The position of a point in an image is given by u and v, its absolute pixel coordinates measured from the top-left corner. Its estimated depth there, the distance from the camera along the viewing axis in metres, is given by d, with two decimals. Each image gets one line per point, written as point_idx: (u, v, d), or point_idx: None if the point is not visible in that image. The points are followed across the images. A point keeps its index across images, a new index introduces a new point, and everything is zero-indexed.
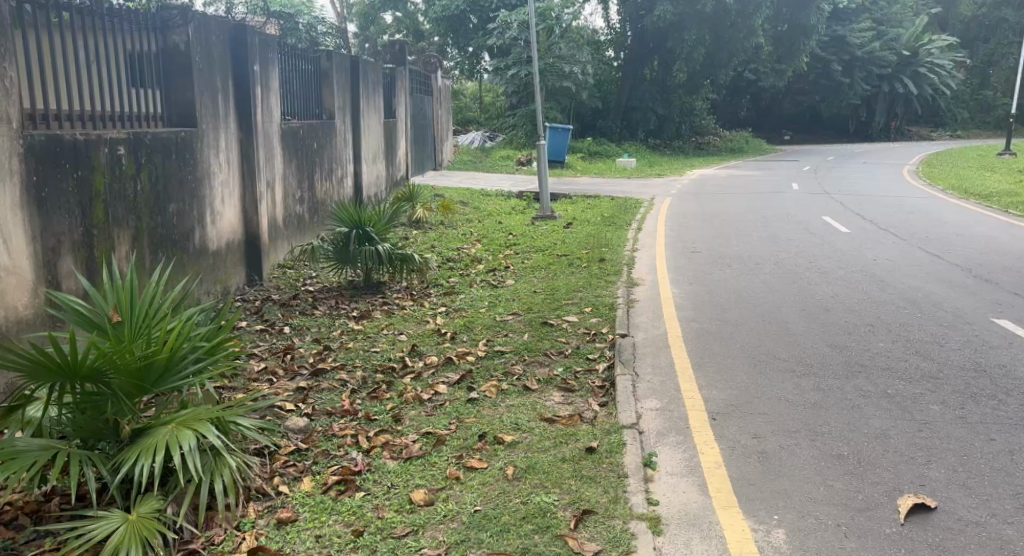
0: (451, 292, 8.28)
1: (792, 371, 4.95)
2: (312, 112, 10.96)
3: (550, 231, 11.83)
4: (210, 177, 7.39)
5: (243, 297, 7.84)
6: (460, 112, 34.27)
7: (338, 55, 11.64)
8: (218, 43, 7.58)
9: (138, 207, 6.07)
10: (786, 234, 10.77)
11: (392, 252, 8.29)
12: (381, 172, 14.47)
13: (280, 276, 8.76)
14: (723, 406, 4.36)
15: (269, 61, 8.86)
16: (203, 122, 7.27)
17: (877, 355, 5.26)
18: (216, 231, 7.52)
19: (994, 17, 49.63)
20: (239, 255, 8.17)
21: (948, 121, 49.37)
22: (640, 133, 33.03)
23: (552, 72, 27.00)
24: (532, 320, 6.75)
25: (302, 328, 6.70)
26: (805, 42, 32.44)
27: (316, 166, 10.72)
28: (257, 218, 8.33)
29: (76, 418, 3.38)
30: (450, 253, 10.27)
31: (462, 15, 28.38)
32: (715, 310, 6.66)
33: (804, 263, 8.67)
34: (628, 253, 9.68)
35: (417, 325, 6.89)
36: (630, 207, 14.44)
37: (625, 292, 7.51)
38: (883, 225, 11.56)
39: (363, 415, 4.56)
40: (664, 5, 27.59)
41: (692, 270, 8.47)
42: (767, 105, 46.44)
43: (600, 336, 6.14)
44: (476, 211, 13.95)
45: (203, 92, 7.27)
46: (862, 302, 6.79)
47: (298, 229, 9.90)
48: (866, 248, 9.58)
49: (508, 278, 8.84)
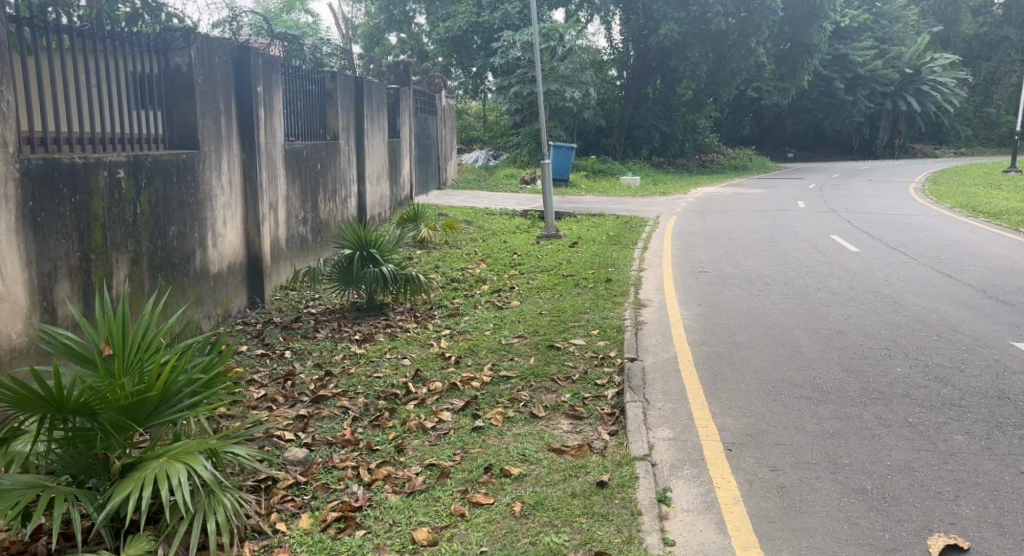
0: (456, 314, 8.15)
1: (808, 397, 4.80)
2: (316, 133, 10.89)
3: (555, 250, 11.71)
4: (212, 199, 7.29)
5: (244, 320, 7.71)
6: (464, 131, 34.44)
7: (342, 75, 11.61)
8: (221, 64, 7.49)
9: (137, 231, 5.95)
10: (794, 254, 10.63)
11: (396, 274, 8.18)
12: (385, 191, 14.37)
13: (282, 298, 8.63)
14: (738, 437, 4.22)
15: (272, 82, 8.78)
16: (205, 145, 7.17)
17: (896, 380, 5.11)
18: (218, 254, 7.41)
19: (996, 35, 49.76)
20: (241, 276, 8.05)
21: (952, 138, 49.29)
22: (643, 150, 32.91)
23: (555, 91, 27.08)
24: (538, 343, 6.61)
25: (304, 353, 6.57)
26: (808, 60, 32.49)
27: (320, 187, 10.63)
28: (259, 239, 8.22)
29: (64, 453, 3.28)
30: (454, 273, 10.16)
31: (465, 35, 28.50)
32: (725, 333, 6.51)
33: (814, 283, 8.52)
34: (635, 273, 9.54)
35: (421, 349, 6.74)
36: (635, 226, 14.34)
37: (633, 314, 7.37)
38: (894, 244, 11.42)
39: (364, 445, 4.42)
40: (669, 24, 27.61)
41: (701, 291, 8.33)
42: (771, 123, 46.44)
43: (608, 360, 5.99)
44: (480, 230, 13.84)
45: (206, 113, 7.17)
46: (876, 324, 6.63)
47: (301, 250, 9.80)
48: (877, 267, 9.43)
49: (513, 298, 8.71)
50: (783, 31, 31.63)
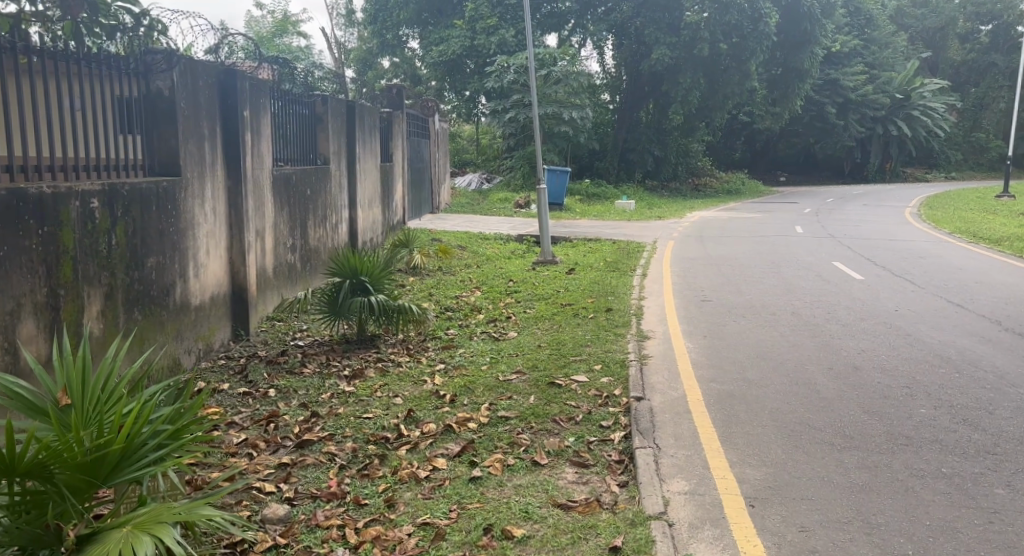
0: (450, 346, 7.80)
1: (831, 445, 4.50)
2: (306, 158, 10.59)
3: (552, 277, 11.42)
4: (194, 228, 6.95)
5: (227, 355, 7.35)
6: (457, 154, 34.40)
7: (334, 99, 11.35)
8: (205, 87, 7.20)
9: (111, 263, 5.61)
10: (798, 282, 10.33)
11: (387, 305, 7.83)
12: (377, 217, 14.08)
13: (269, 330, 8.28)
14: (760, 490, 3.91)
15: (260, 106, 8.49)
16: (187, 171, 6.86)
17: (922, 424, 4.80)
18: (199, 285, 7.05)
19: (984, 61, 50.14)
20: (225, 309, 7.68)
21: (942, 162, 49.45)
22: (637, 174, 32.72)
23: (551, 115, 26.99)
24: (538, 379, 6.26)
25: (290, 391, 6.22)
26: (800, 85, 32.52)
27: (309, 213, 10.30)
28: (244, 269, 7.87)
29: (9, 521, 2.89)
30: (448, 301, 9.84)
31: (459, 60, 28.37)
32: (734, 367, 6.20)
33: (822, 314, 8.22)
34: (636, 302, 9.22)
35: (414, 385, 6.38)
36: (632, 251, 14.07)
37: (636, 347, 7.03)
38: (898, 271, 11.16)
39: (352, 498, 4.09)
40: (661, 48, 27.53)
41: (705, 322, 8.02)
42: (763, 147, 46.53)
43: (613, 399, 5.63)
44: (475, 255, 13.56)
45: (188, 138, 6.87)
46: (892, 359, 6.31)
47: (289, 278, 9.44)
48: (885, 297, 9.13)
49: (511, 329, 8.38)
50: (775, 56, 31.69)
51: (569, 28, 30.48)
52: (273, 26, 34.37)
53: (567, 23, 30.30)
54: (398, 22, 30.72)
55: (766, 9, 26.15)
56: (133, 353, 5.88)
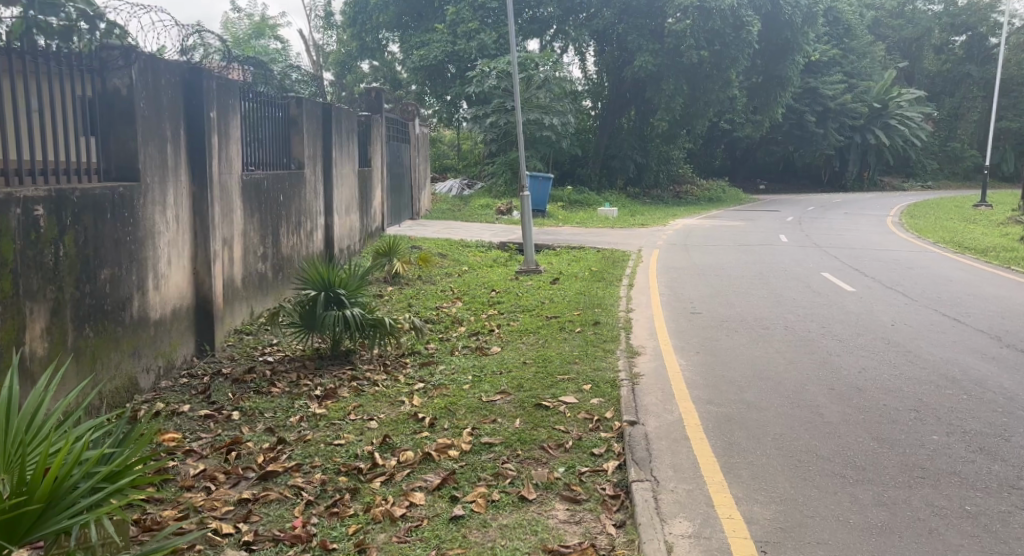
0: (429, 363, 7.37)
1: (842, 477, 4.14)
2: (280, 162, 10.16)
3: (535, 287, 11.04)
4: (153, 237, 6.55)
5: (190, 373, 6.95)
6: (438, 159, 34.04)
7: (309, 101, 10.92)
8: (167, 87, 6.80)
9: (58, 276, 5.23)
10: (788, 294, 10.02)
11: (363, 318, 7.42)
12: (355, 223, 13.64)
13: (237, 344, 7.87)
14: (772, 533, 3.57)
15: (229, 107, 8.08)
16: (147, 176, 6.46)
17: (937, 453, 4.45)
18: (159, 298, 6.65)
19: (959, 71, 50.50)
20: (189, 323, 7.26)
21: (918, 171, 49.70)
22: (619, 181, 32.40)
23: (532, 121, 26.64)
24: (523, 401, 5.87)
25: (257, 415, 5.84)
26: (780, 93, 32.47)
27: (283, 221, 9.87)
28: (210, 281, 7.45)
29: None
30: (427, 313, 9.42)
31: (441, 64, 27.91)
32: (732, 387, 5.84)
33: (816, 328, 7.89)
34: (623, 315, 8.88)
35: (391, 407, 5.98)
36: (617, 260, 13.72)
37: (627, 365, 6.65)
38: (889, 282, 10.90)
39: (318, 542, 3.72)
40: (644, 55, 27.30)
41: (696, 336, 7.67)
42: (742, 154, 46.56)
43: (604, 423, 5.26)
44: (455, 263, 13.16)
45: (148, 141, 6.46)
46: (895, 377, 5.98)
47: (260, 289, 9.01)
48: (878, 310, 8.83)
49: (494, 343, 7.99)
50: (756, 64, 31.66)
51: (551, 33, 30.12)
52: (250, 29, 33.80)
53: (549, 28, 29.94)
54: (378, 26, 30.31)
55: (748, 17, 25.97)
56: (83, 374, 5.49)
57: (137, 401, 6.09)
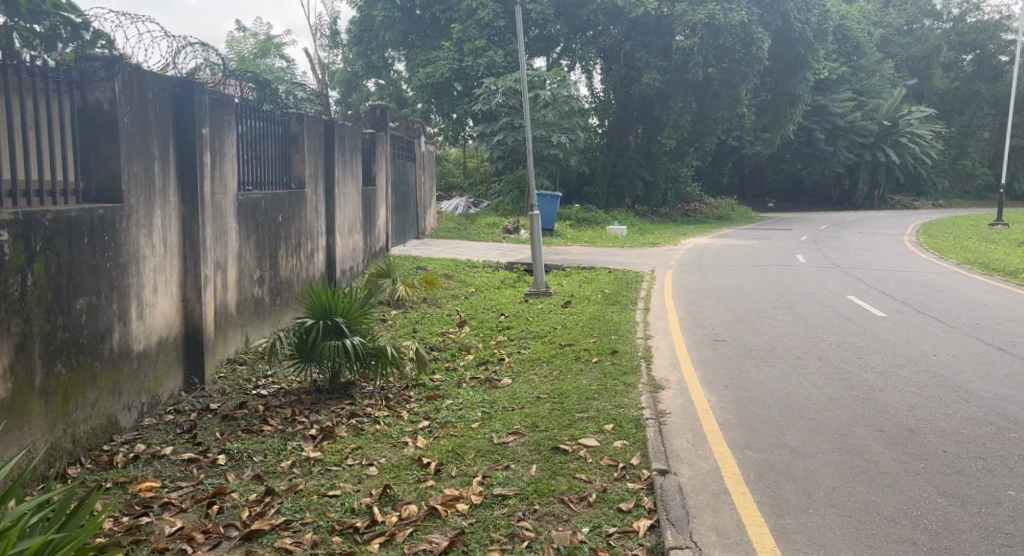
0: (436, 396, 6.83)
1: (914, 544, 3.60)
2: (280, 180, 9.68)
3: (547, 311, 10.50)
4: (138, 263, 6.08)
5: (177, 409, 6.45)
6: (444, 178, 33.78)
7: (310, 118, 10.46)
8: (155, 100, 6.33)
9: (26, 308, 4.76)
10: (816, 319, 9.46)
11: (363, 347, 6.91)
12: (358, 243, 13.15)
13: (229, 376, 7.36)
14: None
15: (223, 121, 7.60)
16: (131, 198, 5.97)
17: (1018, 512, 3.90)
18: (144, 327, 6.17)
19: (969, 89, 50.02)
20: (177, 353, 6.75)
21: (929, 190, 49.14)
22: (627, 199, 31.83)
23: (540, 138, 26.28)
24: (538, 442, 5.33)
25: (246, 461, 5.33)
26: (790, 111, 32.03)
27: (282, 242, 9.37)
28: (200, 308, 6.94)
29: None
30: (433, 339, 8.90)
31: (447, 82, 27.50)
32: (771, 428, 5.29)
33: (852, 358, 7.34)
34: (642, 342, 8.32)
35: (393, 449, 5.44)
36: (630, 281, 13.20)
37: (651, 401, 6.10)
38: (920, 307, 10.33)
39: None
40: (652, 72, 26.88)
41: (723, 368, 7.12)
42: (751, 172, 46.09)
43: (631, 470, 4.71)
44: (462, 285, 12.65)
45: (133, 160, 5.99)
46: (950, 417, 5.43)
47: (255, 315, 8.50)
48: (915, 337, 8.26)
49: (505, 374, 7.43)
50: (765, 82, 31.24)
51: (558, 51, 29.26)
52: (255, 48, 33.56)
53: (555, 46, 29.03)
54: (384, 44, 29.95)
55: (758, 33, 25.70)
56: (53, 414, 5.00)
57: (116, 443, 5.59)
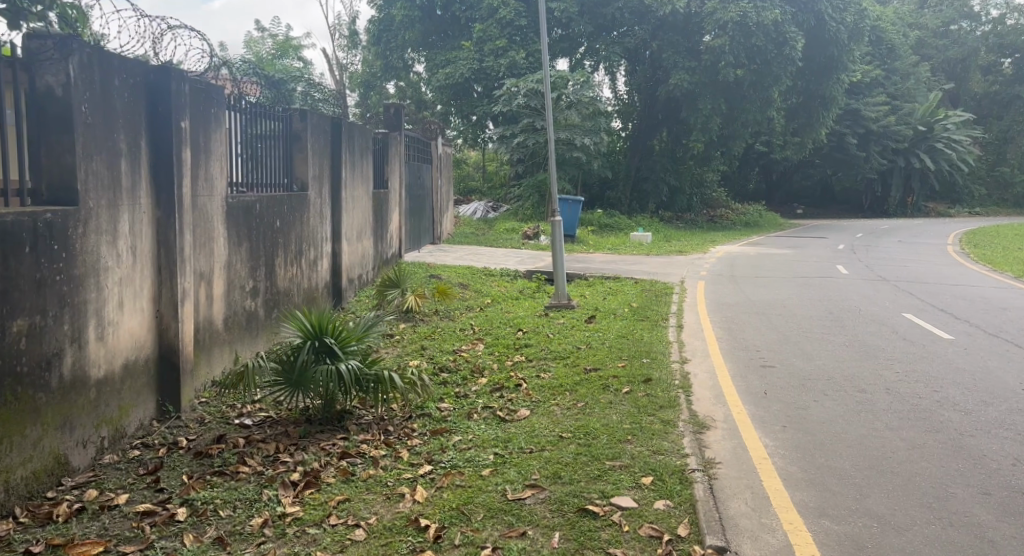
0: (442, 431, 5.90)
1: None
2: (279, 180, 8.81)
3: (572, 327, 9.60)
4: (98, 276, 5.20)
5: (145, 444, 5.59)
6: (463, 182, 33.05)
7: (314, 115, 9.60)
8: (125, 87, 5.47)
9: None
10: (873, 342, 8.47)
11: (362, 373, 6.01)
12: (367, 250, 12.26)
13: (211, 403, 6.50)
14: None
15: (208, 113, 6.72)
16: (89, 200, 5.09)
17: None
18: (107, 350, 5.30)
19: (1008, 94, 48.51)
20: (149, 378, 5.87)
21: (965, 197, 47.63)
22: (651, 205, 30.83)
23: (563, 140, 25.32)
24: (562, 499, 4.41)
25: (211, 517, 4.45)
26: (824, 114, 30.89)
27: (280, 250, 8.51)
28: (176, 325, 6.06)
29: None
30: (444, 359, 8.00)
31: (466, 83, 26.70)
32: (848, 490, 4.52)
33: (926, 394, 6.44)
34: (678, 367, 7.38)
35: (386, 503, 4.55)
36: (660, 293, 12.28)
37: (695, 445, 5.23)
38: (988, 328, 9.36)
39: None
40: (681, 73, 25.85)
41: (778, 404, 6.22)
42: (779, 178, 44.95)
43: (679, 547, 3.86)
44: (479, 295, 11.75)
45: (95, 156, 5.11)
46: None
47: (245, 330, 7.60)
48: (995, 368, 7.29)
49: (523, 403, 6.50)
50: (797, 85, 30.14)
51: (581, 52, 28.21)
52: (274, 49, 32.97)
53: (579, 47, 28.07)
54: (404, 45, 29.18)
55: (791, 32, 24.53)
56: None
57: (64, 488, 4.74)
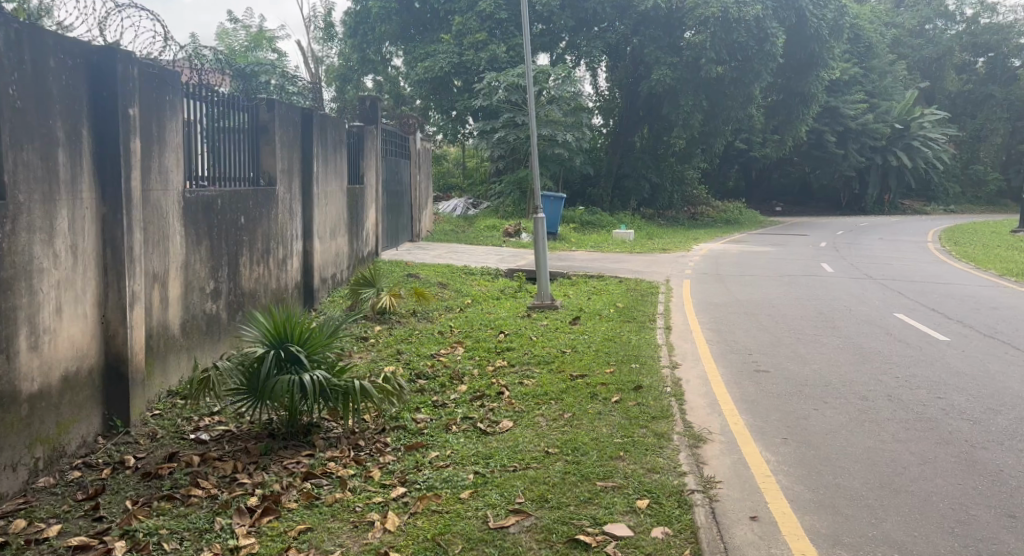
0: (417, 446, 5.41)
1: None
2: (245, 173, 8.28)
3: (554, 328, 9.14)
4: (29, 277, 4.65)
5: (87, 464, 5.07)
6: (441, 178, 32.52)
7: (282, 105, 9.05)
8: (62, 68, 4.94)
9: None
10: (868, 344, 8.10)
11: (330, 384, 5.50)
12: (340, 248, 11.71)
13: (165, 415, 5.96)
14: None
15: (161, 100, 6.18)
16: (19, 192, 4.56)
17: None
18: (41, 360, 4.76)
19: (981, 92, 48.83)
20: (92, 391, 5.33)
21: (940, 195, 47.78)
22: (632, 202, 30.43)
23: (544, 137, 24.80)
24: (549, 527, 3.95)
25: (154, 551, 3.94)
26: (803, 111, 30.65)
27: (244, 248, 7.97)
28: (125, 331, 5.52)
29: None
30: (420, 363, 7.51)
31: (446, 78, 26.13)
32: (862, 513, 4.10)
33: (929, 401, 6.06)
34: (668, 373, 6.95)
35: (352, 533, 4.07)
36: (645, 292, 11.85)
37: (692, 461, 4.79)
38: (983, 328, 9.03)
39: None
40: (663, 69, 25.38)
41: (776, 413, 5.80)
42: (758, 175, 44.76)
43: None
44: (457, 296, 11.25)
45: (24, 142, 4.57)
46: None
47: (204, 335, 7.06)
48: (996, 371, 6.94)
49: (504, 414, 6.03)
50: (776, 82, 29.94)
51: (562, 46, 27.76)
52: (248, 40, 32.13)
53: (560, 41, 27.61)
54: (381, 37, 28.59)
55: (773, 28, 24.24)
56: None
57: None
